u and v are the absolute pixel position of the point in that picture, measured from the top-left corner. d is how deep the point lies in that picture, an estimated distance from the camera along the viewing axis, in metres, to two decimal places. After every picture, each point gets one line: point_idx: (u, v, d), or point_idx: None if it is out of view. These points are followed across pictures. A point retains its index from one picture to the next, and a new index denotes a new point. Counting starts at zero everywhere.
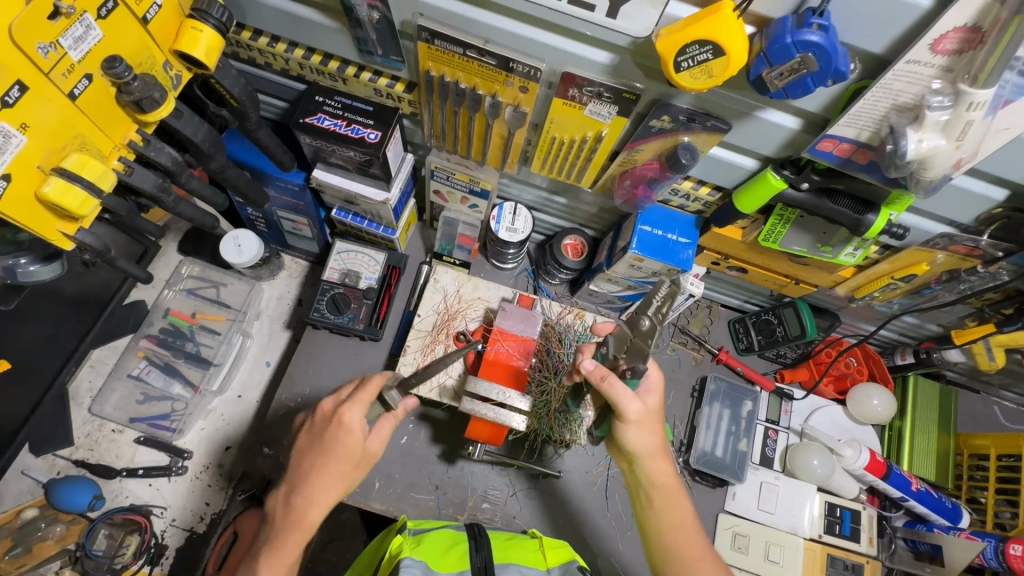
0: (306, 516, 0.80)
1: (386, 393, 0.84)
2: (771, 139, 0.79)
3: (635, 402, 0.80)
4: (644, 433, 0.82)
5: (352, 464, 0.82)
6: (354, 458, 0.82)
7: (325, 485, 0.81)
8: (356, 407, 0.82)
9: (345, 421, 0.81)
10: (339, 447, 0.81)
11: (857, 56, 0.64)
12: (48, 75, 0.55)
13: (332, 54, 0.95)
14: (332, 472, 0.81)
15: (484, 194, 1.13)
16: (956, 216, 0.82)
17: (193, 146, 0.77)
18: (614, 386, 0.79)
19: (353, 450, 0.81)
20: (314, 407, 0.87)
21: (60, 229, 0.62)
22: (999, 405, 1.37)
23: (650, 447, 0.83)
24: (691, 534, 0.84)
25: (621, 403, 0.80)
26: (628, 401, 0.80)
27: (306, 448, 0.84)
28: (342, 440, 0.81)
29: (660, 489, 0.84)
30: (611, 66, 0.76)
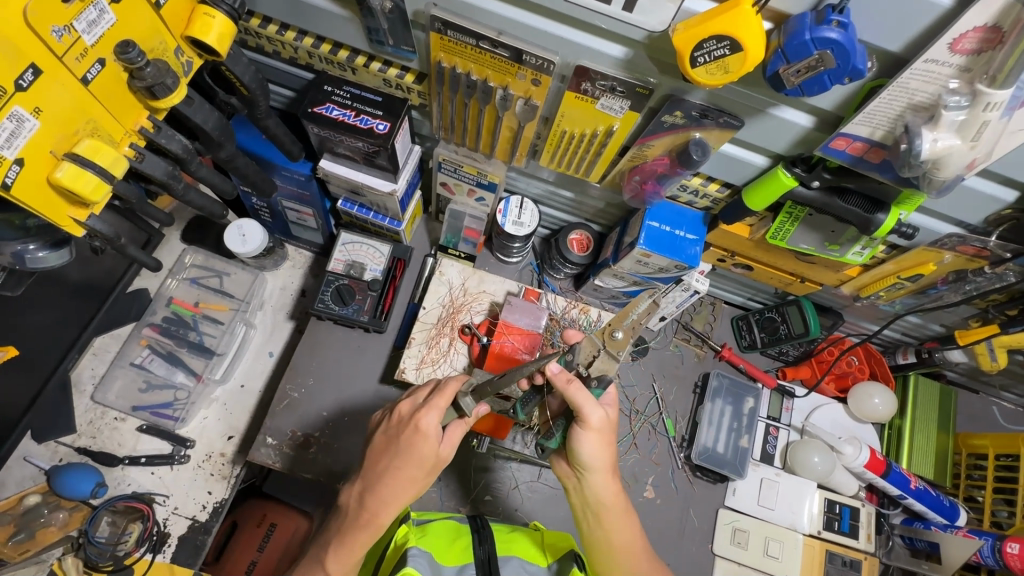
0: (380, 514, 0.84)
1: (460, 399, 0.86)
2: (782, 136, 0.79)
3: (597, 411, 0.82)
4: (599, 445, 0.84)
5: (426, 468, 0.85)
6: (428, 462, 0.84)
7: (402, 486, 0.84)
8: (432, 411, 0.84)
9: (420, 426, 0.84)
10: (415, 451, 0.84)
11: (874, 54, 0.64)
12: (62, 59, 0.54)
13: (341, 43, 0.94)
14: (409, 475, 0.84)
15: (492, 188, 1.12)
16: (965, 217, 0.82)
17: (203, 134, 0.77)
18: (578, 393, 0.81)
19: (427, 454, 0.84)
20: (393, 409, 0.90)
21: (71, 215, 0.62)
22: (998, 405, 1.38)
23: (604, 463, 0.85)
24: (634, 549, 0.88)
25: (583, 414, 0.81)
26: (590, 409, 0.81)
27: (382, 446, 0.87)
28: (417, 443, 0.84)
29: (610, 508, 0.87)
30: (626, 60, 0.76)
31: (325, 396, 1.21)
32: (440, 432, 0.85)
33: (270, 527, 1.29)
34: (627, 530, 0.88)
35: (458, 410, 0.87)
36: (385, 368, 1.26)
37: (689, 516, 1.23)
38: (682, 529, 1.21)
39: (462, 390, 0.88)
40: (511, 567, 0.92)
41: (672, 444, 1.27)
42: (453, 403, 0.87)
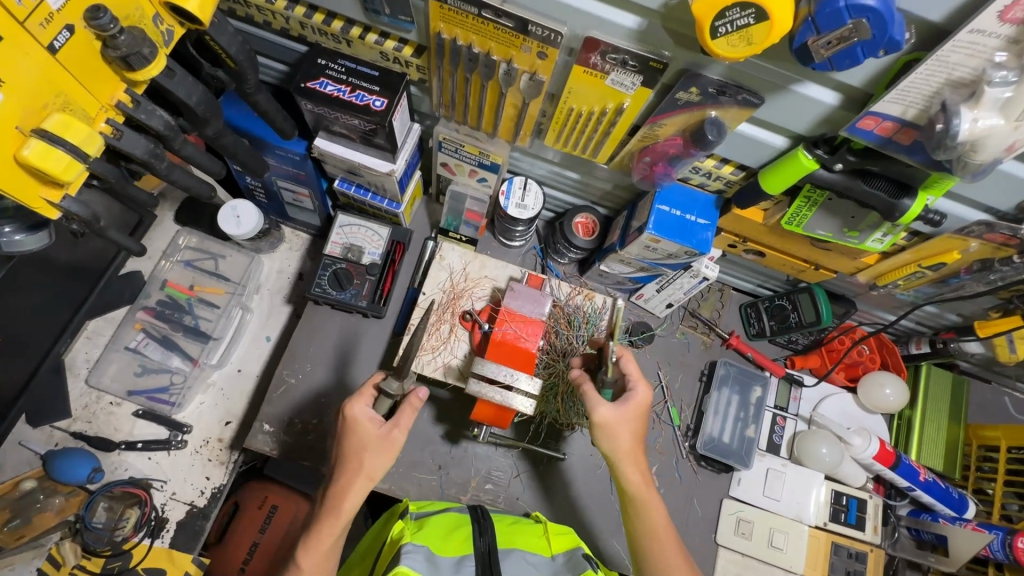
0: (343, 501, 0.85)
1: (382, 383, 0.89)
2: (805, 115, 0.74)
3: (605, 406, 0.88)
4: (614, 438, 0.89)
5: (370, 447, 0.86)
6: (370, 445, 0.86)
7: (351, 467, 0.86)
8: (359, 401, 0.88)
9: (355, 419, 0.87)
10: (354, 438, 0.87)
11: (912, 25, 0.58)
12: (24, 25, 0.50)
13: (335, 13, 0.89)
14: (354, 455, 0.86)
15: (494, 169, 1.08)
16: (996, 202, 0.78)
17: (187, 110, 0.72)
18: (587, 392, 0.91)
19: (368, 437, 0.86)
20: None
21: (44, 196, 0.58)
22: (1011, 396, 1.35)
23: (625, 449, 0.89)
24: (663, 534, 0.89)
25: (593, 410, 0.89)
26: (601, 405, 0.89)
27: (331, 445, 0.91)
28: (355, 432, 0.87)
29: (632, 489, 0.90)
30: (639, 31, 0.71)
31: (322, 382, 1.19)
32: (375, 417, 0.88)
33: (272, 509, 1.30)
34: (652, 514, 0.90)
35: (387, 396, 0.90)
36: (384, 354, 1.23)
37: (693, 506, 1.20)
38: (685, 519, 1.19)
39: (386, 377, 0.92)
40: (513, 559, 0.90)
41: (676, 433, 1.24)
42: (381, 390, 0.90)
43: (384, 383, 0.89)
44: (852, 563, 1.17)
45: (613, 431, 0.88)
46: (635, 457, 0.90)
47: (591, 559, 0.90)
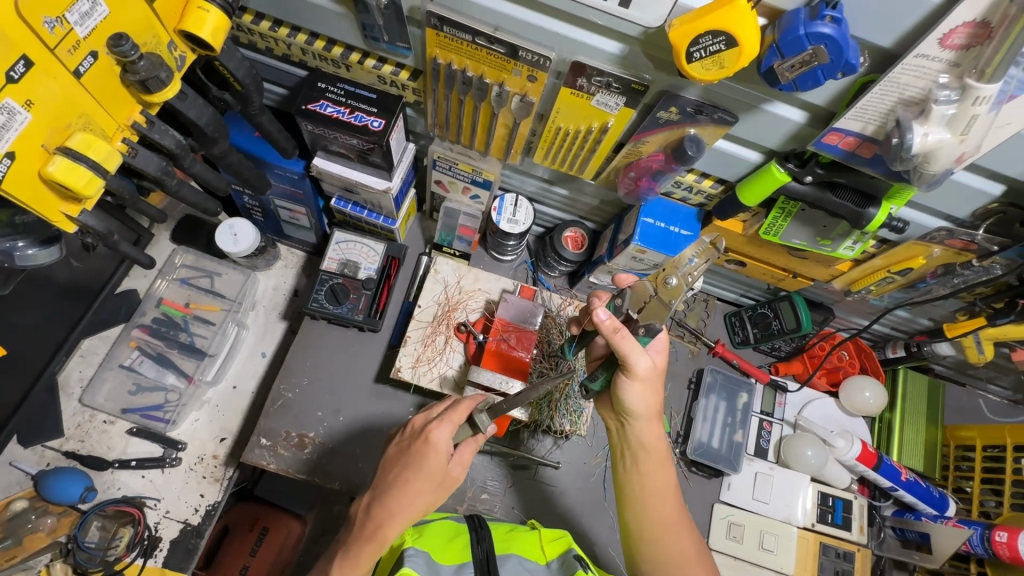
0: (383, 530, 0.84)
1: (475, 415, 0.86)
2: (776, 132, 0.80)
3: (643, 359, 0.80)
4: (644, 394, 0.85)
5: (435, 482, 0.85)
6: (437, 477, 0.85)
7: (408, 500, 0.84)
8: (445, 427, 0.87)
9: (434, 443, 0.86)
10: (425, 463, 0.85)
11: (866, 50, 0.65)
12: (54, 51, 0.53)
13: (335, 40, 0.94)
14: (416, 488, 0.84)
15: (487, 185, 1.13)
16: (953, 211, 0.84)
17: (196, 129, 0.76)
18: (624, 342, 0.78)
19: (434, 468, 0.85)
20: (407, 423, 0.93)
21: (63, 211, 0.61)
22: (984, 398, 1.41)
23: (648, 407, 0.87)
24: (669, 492, 0.91)
25: (631, 363, 0.79)
26: (636, 356, 0.79)
27: (394, 458, 0.89)
28: (430, 453, 0.85)
29: (637, 424, 0.89)
30: (621, 56, 0.77)
31: (320, 396, 1.20)
32: (450, 447, 0.87)
33: (262, 531, 1.30)
34: (664, 472, 0.91)
35: (473, 426, 0.87)
36: (381, 367, 1.25)
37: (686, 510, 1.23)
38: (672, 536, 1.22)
39: (477, 407, 0.88)
40: (510, 564, 0.92)
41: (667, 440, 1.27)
42: (468, 419, 0.88)
43: (477, 415, 0.86)
44: (840, 563, 1.20)
45: (643, 379, 0.83)
46: (653, 414, 0.89)
47: (583, 560, 0.92)
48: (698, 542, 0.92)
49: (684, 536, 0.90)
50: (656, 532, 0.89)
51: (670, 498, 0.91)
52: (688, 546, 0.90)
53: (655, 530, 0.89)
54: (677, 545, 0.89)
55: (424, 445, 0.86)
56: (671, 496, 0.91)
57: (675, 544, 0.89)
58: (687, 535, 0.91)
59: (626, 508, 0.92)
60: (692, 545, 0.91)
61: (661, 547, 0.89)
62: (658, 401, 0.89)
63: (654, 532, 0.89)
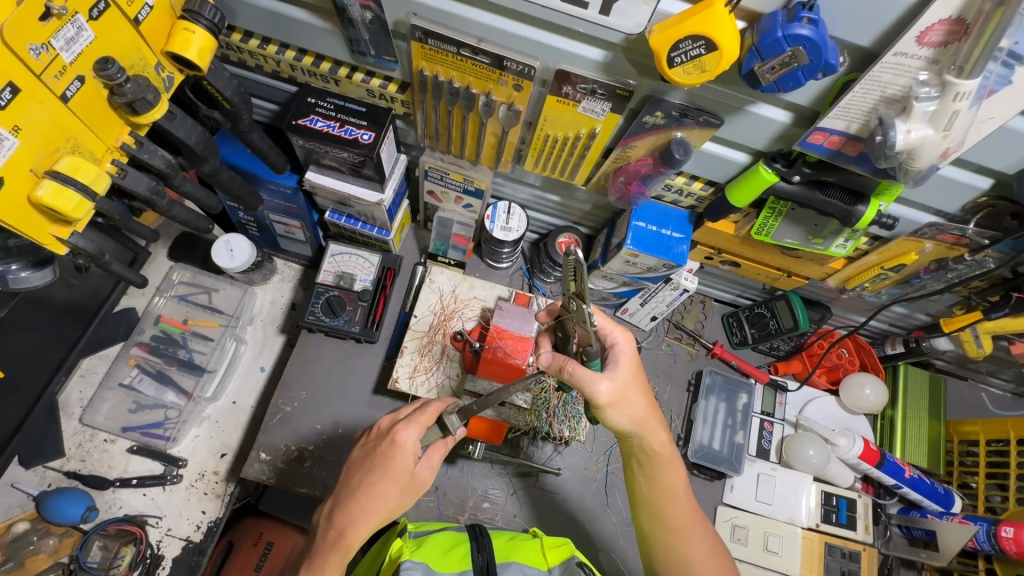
0: (346, 536, 0.83)
1: (444, 417, 0.87)
2: (761, 133, 0.81)
3: (603, 383, 0.82)
4: (626, 410, 0.85)
5: (400, 486, 0.85)
6: (402, 480, 0.85)
7: (372, 504, 0.84)
8: (412, 428, 0.86)
9: (400, 444, 0.85)
10: (389, 465, 0.85)
11: (846, 49, 0.65)
12: (41, 77, 0.54)
13: (323, 55, 0.95)
14: (382, 491, 0.84)
15: (479, 194, 1.13)
16: (943, 206, 0.84)
17: (186, 148, 0.76)
18: (577, 372, 0.81)
19: (399, 469, 0.85)
20: (373, 425, 0.93)
21: (53, 233, 0.62)
22: (986, 392, 1.40)
23: (640, 417, 0.86)
24: (679, 496, 0.90)
25: (592, 391, 0.82)
26: (594, 384, 0.82)
27: (358, 462, 0.88)
28: (396, 456, 0.85)
29: (635, 438, 0.88)
30: (605, 62, 0.77)
31: (319, 408, 1.21)
32: (417, 449, 0.87)
33: (268, 545, 1.30)
34: (675, 474, 0.90)
35: (442, 428, 0.88)
36: (378, 378, 1.25)
37: None
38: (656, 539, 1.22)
39: (446, 409, 0.89)
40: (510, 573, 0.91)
41: None
42: (439, 421, 0.88)
43: (445, 417, 0.87)
44: (846, 563, 1.18)
45: (617, 402, 0.83)
46: (652, 420, 0.87)
47: (586, 567, 0.91)
48: (715, 538, 0.93)
49: (699, 538, 0.90)
50: (674, 535, 0.89)
51: (683, 498, 0.91)
52: (702, 550, 0.89)
53: (674, 533, 0.89)
54: (693, 547, 0.89)
55: (388, 447, 0.86)
56: (684, 496, 0.91)
57: (689, 548, 0.89)
58: (702, 533, 0.91)
59: (641, 516, 0.92)
60: (709, 545, 0.90)
61: (676, 551, 0.89)
62: (651, 406, 0.88)
63: (673, 534, 0.89)
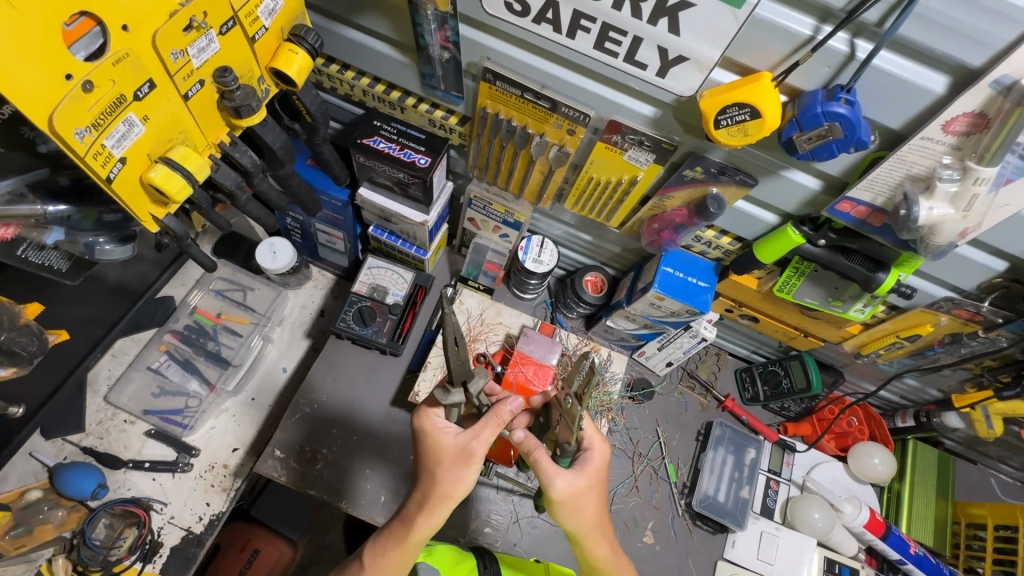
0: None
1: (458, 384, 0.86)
2: (792, 196, 0.87)
3: (559, 479, 0.82)
4: (574, 513, 0.84)
5: (446, 462, 0.81)
6: (446, 456, 0.82)
7: (426, 489, 0.81)
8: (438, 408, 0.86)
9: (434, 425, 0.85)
10: (428, 448, 0.84)
11: (877, 130, 0.72)
12: (173, 77, 0.62)
13: (395, 85, 1.04)
14: (428, 472, 0.82)
15: (517, 226, 1.20)
16: (960, 282, 0.89)
17: (269, 152, 0.84)
18: (541, 461, 0.83)
19: (443, 451, 0.82)
20: None
21: (152, 213, 0.68)
22: (996, 478, 1.39)
23: (588, 525, 0.85)
24: (586, 497, 0.84)
25: (512, 437, 0.84)
26: (515, 429, 0.86)
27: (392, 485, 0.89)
28: (433, 441, 0.83)
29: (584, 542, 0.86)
30: (654, 118, 0.85)
31: (337, 413, 1.24)
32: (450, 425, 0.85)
33: (253, 553, 1.34)
34: (564, 472, 0.83)
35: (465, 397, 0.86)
36: (398, 391, 1.28)
37: (687, 565, 1.23)
38: None
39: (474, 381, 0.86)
40: None
41: (672, 490, 1.28)
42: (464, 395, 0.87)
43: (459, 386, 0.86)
44: None
45: (572, 503, 0.83)
46: (599, 529, 0.86)
47: None
48: None
49: None
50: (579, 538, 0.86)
51: (591, 498, 0.85)
52: None
53: (585, 530, 0.85)
54: None
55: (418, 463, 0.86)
56: (589, 496, 0.85)
57: (593, 551, 0.86)
58: None
59: None
60: None
61: None
62: (602, 515, 0.87)
63: (586, 533, 0.85)
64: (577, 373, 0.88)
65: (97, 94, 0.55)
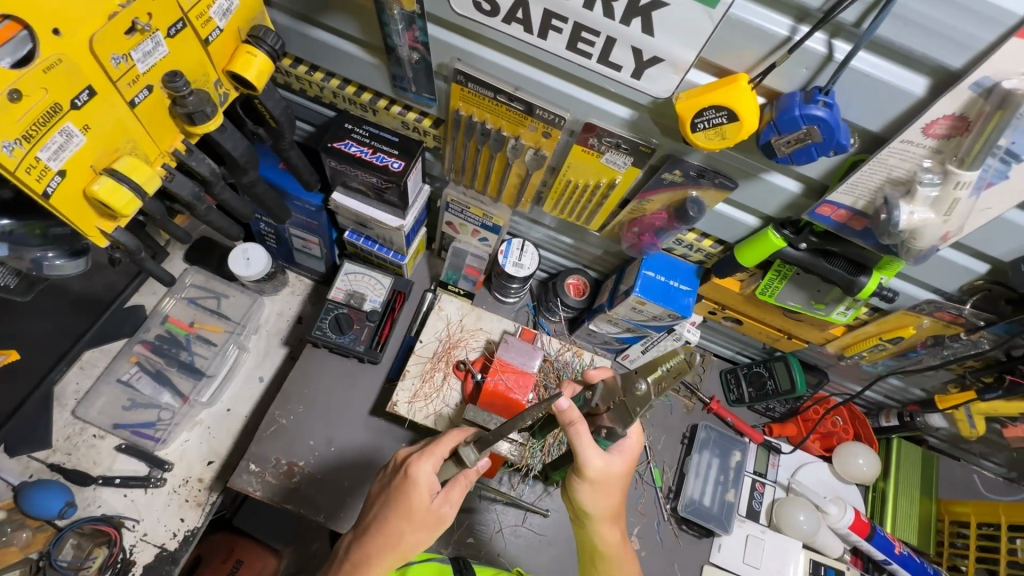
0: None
1: (460, 449, 0.83)
2: (773, 200, 0.85)
3: (597, 457, 0.82)
4: (597, 494, 0.85)
5: (417, 522, 0.84)
6: (419, 516, 0.84)
7: (388, 543, 0.84)
8: (426, 462, 0.85)
9: (415, 476, 0.85)
10: (405, 501, 0.84)
11: (857, 132, 0.70)
12: (115, 83, 0.59)
13: (366, 86, 1.01)
14: (398, 528, 0.84)
15: (496, 230, 1.17)
16: (942, 284, 0.88)
17: (230, 160, 0.81)
18: (581, 435, 0.81)
19: (416, 508, 0.84)
20: (391, 460, 0.93)
21: (99, 227, 0.65)
22: (979, 474, 1.40)
23: (606, 507, 0.86)
24: (615, 482, 0.85)
25: (554, 404, 0.83)
26: (559, 397, 0.84)
27: (375, 496, 0.89)
28: (413, 493, 0.84)
29: (598, 522, 0.87)
30: (631, 120, 0.83)
31: (315, 424, 1.20)
32: (433, 483, 0.86)
33: (236, 563, 1.30)
34: (604, 453, 0.83)
35: (458, 462, 0.85)
36: (377, 400, 1.25)
37: (674, 571, 1.21)
38: None
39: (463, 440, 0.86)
40: None
41: (658, 495, 1.26)
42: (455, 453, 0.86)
43: (462, 449, 0.83)
44: None
45: (600, 482, 0.84)
46: (616, 513, 0.88)
47: None
48: None
49: None
50: (594, 520, 0.87)
51: (619, 484, 0.86)
52: None
53: (601, 514, 0.87)
54: None
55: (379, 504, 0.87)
56: (619, 482, 0.86)
57: (604, 535, 0.88)
58: None
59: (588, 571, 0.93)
60: None
61: None
62: (622, 500, 0.88)
63: (598, 517, 0.87)
64: (661, 364, 0.79)
65: (26, 104, 0.51)
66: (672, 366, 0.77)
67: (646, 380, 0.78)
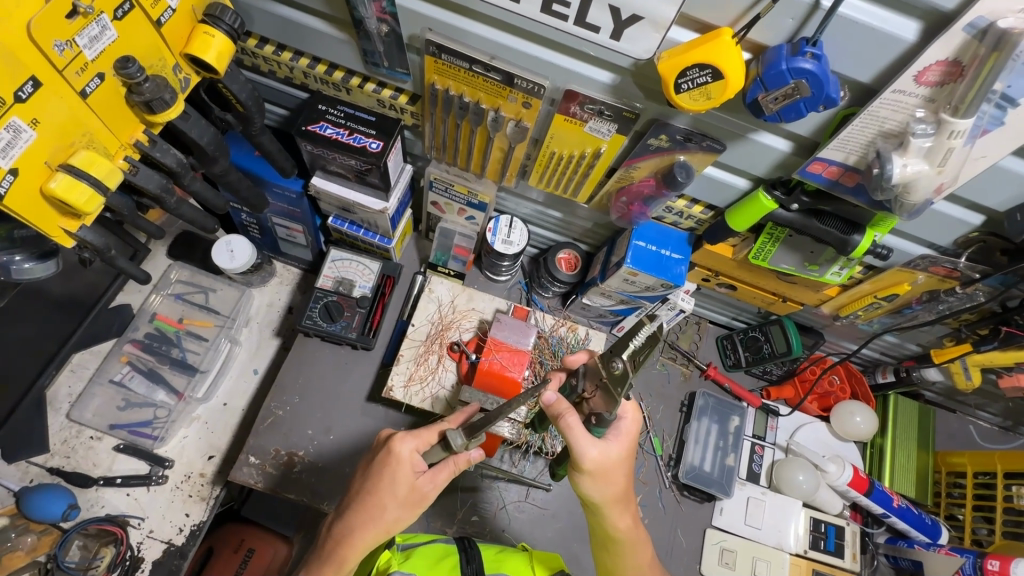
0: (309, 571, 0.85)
1: (448, 435, 0.81)
2: (763, 160, 0.83)
3: (593, 448, 0.80)
4: (602, 482, 0.83)
5: (400, 498, 0.83)
6: (401, 492, 0.83)
7: (371, 517, 0.83)
8: (410, 440, 0.84)
9: (396, 451, 0.84)
10: (388, 475, 0.83)
11: (847, 84, 0.68)
12: (62, 72, 0.56)
13: (337, 64, 0.96)
14: (379, 502, 0.83)
15: (482, 207, 1.15)
16: (936, 238, 0.87)
17: (198, 148, 0.78)
18: (572, 427, 0.79)
19: (399, 484, 0.83)
20: (377, 437, 0.92)
21: (62, 226, 0.63)
22: (974, 424, 1.41)
23: (613, 494, 0.84)
24: (618, 467, 0.83)
25: (541, 398, 0.81)
26: (545, 391, 0.83)
27: (359, 474, 0.88)
28: (395, 468, 0.83)
29: (608, 509, 0.85)
30: (613, 85, 0.79)
31: (312, 413, 1.20)
32: (416, 461, 0.84)
33: (248, 553, 1.30)
34: (599, 442, 0.81)
35: (446, 447, 0.82)
36: (373, 386, 1.25)
37: (678, 536, 1.23)
38: (671, 547, 1.22)
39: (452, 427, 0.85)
40: None
41: (659, 463, 1.27)
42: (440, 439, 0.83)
43: (449, 435, 0.81)
44: None
45: (603, 471, 0.82)
46: (624, 498, 0.86)
47: None
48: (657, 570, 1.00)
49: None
50: (604, 508, 0.85)
51: (622, 467, 0.84)
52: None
53: (609, 501, 0.84)
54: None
55: (360, 483, 0.86)
56: (620, 466, 0.83)
57: (615, 522, 0.87)
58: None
59: (602, 552, 0.93)
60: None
61: None
62: (628, 484, 0.86)
63: (607, 504, 0.85)
64: (634, 336, 0.74)
65: None
66: (644, 340, 0.72)
67: (623, 357, 0.75)
